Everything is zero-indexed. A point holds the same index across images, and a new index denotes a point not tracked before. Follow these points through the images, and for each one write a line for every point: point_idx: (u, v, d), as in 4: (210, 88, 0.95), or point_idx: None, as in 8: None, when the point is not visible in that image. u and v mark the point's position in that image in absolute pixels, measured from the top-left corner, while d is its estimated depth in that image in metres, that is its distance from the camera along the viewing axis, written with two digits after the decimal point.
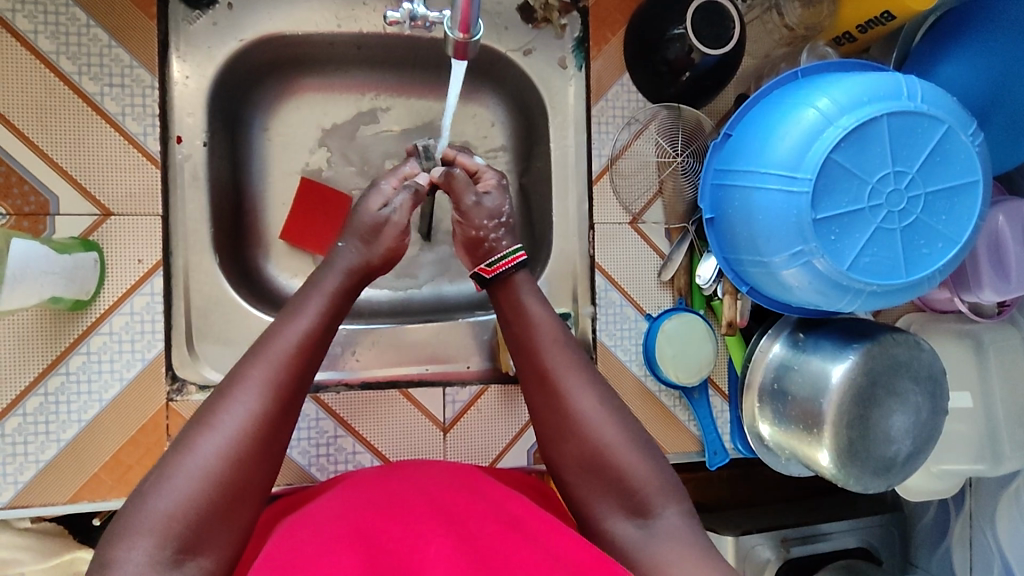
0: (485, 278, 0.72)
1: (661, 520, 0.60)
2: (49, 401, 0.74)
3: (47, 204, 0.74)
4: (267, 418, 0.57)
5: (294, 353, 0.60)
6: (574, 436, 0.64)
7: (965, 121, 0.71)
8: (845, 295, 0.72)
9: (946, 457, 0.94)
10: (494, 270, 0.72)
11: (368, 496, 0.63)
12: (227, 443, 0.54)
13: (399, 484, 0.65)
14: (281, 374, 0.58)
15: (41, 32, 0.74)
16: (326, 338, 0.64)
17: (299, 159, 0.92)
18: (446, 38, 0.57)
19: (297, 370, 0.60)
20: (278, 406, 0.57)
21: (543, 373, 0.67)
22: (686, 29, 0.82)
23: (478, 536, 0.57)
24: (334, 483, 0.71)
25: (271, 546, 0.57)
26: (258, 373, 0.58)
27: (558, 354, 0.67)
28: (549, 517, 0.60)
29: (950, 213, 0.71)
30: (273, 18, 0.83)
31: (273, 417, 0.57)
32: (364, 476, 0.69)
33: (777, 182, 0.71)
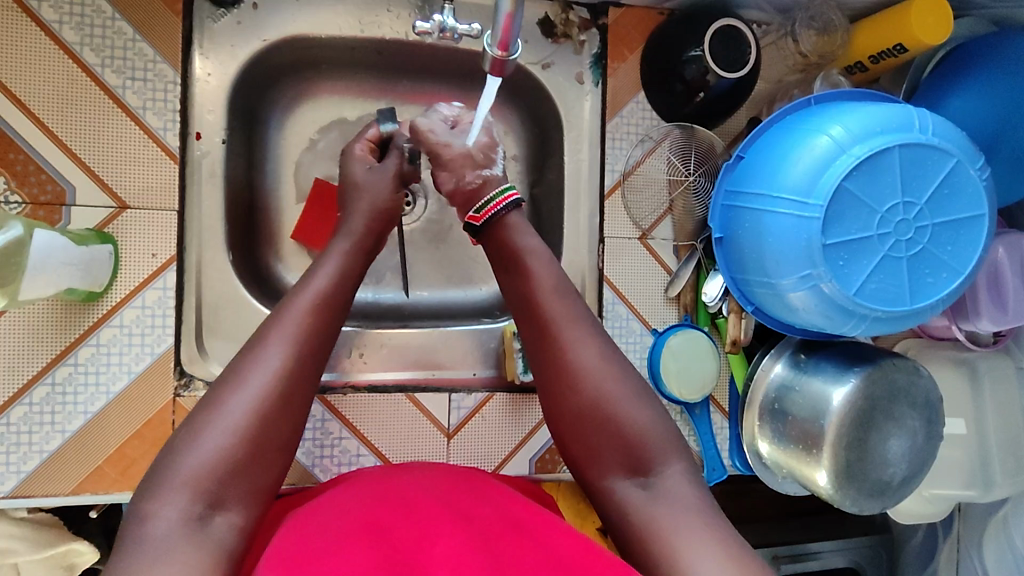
0: (475, 225, 0.75)
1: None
2: (56, 392, 0.74)
3: (64, 194, 0.74)
4: (285, 383, 0.59)
5: (314, 321, 0.63)
6: (578, 438, 0.65)
7: (973, 155, 0.73)
8: (849, 320, 0.74)
9: (938, 482, 0.96)
10: (483, 213, 0.75)
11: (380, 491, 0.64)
12: (258, 402, 0.57)
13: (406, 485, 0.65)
14: (302, 339, 0.61)
15: (66, 23, 0.74)
16: (344, 303, 0.68)
17: (315, 161, 0.93)
18: (484, 54, 0.57)
19: (317, 335, 0.63)
20: (297, 368, 0.60)
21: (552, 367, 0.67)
22: (703, 51, 0.84)
23: (490, 542, 0.57)
24: (337, 482, 0.71)
25: (282, 536, 0.58)
26: (281, 338, 0.61)
27: (579, 346, 0.67)
28: (559, 525, 0.61)
29: (955, 245, 0.72)
30: (297, 19, 0.84)
31: (291, 377, 0.59)
32: (368, 475, 0.69)
33: (788, 206, 0.72)
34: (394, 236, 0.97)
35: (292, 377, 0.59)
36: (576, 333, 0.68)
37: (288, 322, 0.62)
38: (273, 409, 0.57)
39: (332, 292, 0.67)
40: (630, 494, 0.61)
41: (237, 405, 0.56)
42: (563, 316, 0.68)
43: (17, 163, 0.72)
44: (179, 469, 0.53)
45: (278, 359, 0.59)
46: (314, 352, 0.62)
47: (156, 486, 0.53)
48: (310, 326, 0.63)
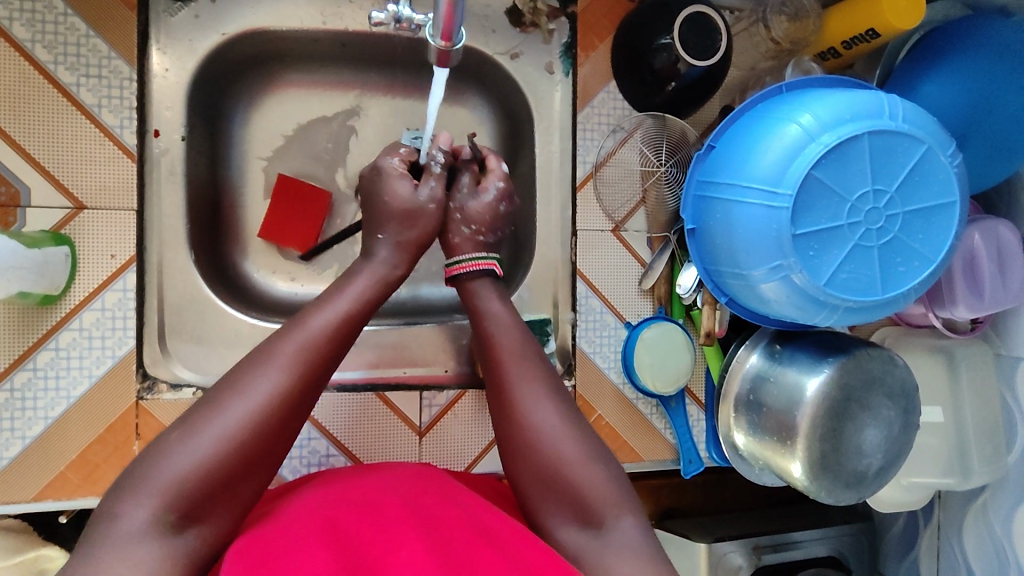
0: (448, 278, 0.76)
1: (634, 532, 0.60)
2: (15, 397, 0.72)
3: (18, 195, 0.72)
4: (284, 407, 0.56)
5: (323, 342, 0.61)
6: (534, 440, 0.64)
7: (944, 141, 0.72)
8: (821, 310, 0.73)
9: (916, 470, 0.96)
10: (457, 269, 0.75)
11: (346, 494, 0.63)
12: (250, 417, 0.55)
13: (372, 487, 0.64)
14: (306, 360, 0.59)
15: (16, 19, 0.72)
16: (357, 326, 0.65)
17: (281, 156, 0.92)
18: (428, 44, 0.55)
19: (321, 357, 0.60)
20: (296, 387, 0.58)
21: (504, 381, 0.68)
22: (673, 39, 0.82)
23: (450, 543, 0.56)
24: (305, 482, 0.71)
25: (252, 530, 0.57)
26: (285, 358, 0.58)
27: (531, 355, 0.69)
28: (521, 526, 0.60)
29: (927, 233, 0.71)
30: (257, 12, 0.82)
31: (292, 398, 0.57)
32: (335, 476, 0.68)
33: (757, 196, 0.71)
34: None
35: (292, 397, 0.57)
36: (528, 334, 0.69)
37: (294, 340, 0.59)
38: (265, 428, 0.55)
39: (344, 309, 0.64)
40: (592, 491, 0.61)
41: (226, 421, 0.54)
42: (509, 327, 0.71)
43: None
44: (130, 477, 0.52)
45: (274, 382, 0.57)
46: (317, 375, 0.60)
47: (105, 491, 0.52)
48: (311, 343, 0.60)
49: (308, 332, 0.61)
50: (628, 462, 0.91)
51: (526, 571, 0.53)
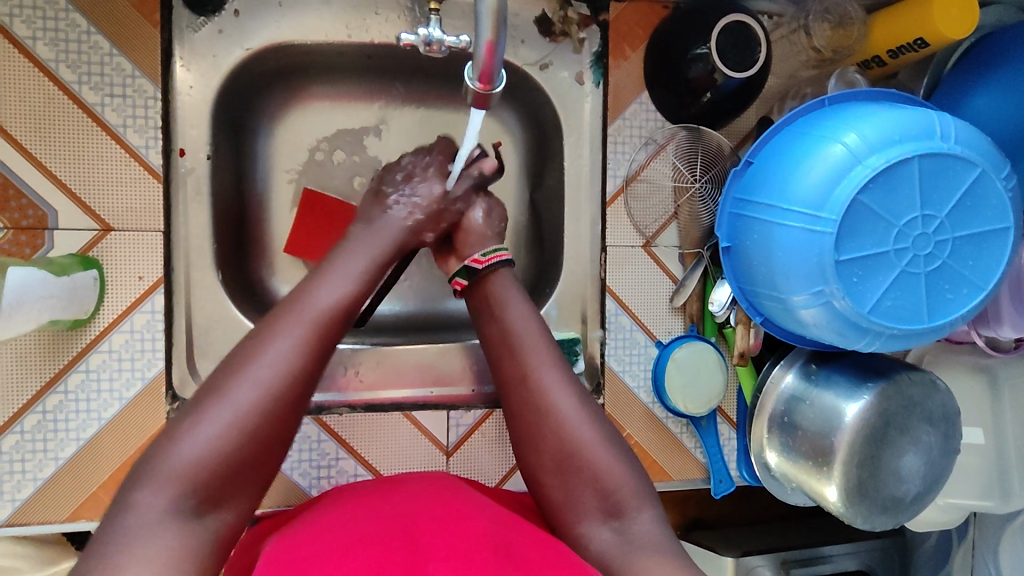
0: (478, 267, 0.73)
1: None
2: (47, 419, 0.73)
3: (46, 218, 0.72)
4: (293, 383, 0.55)
5: (322, 326, 0.59)
6: (560, 453, 0.63)
7: (998, 163, 0.68)
8: (863, 337, 0.70)
9: (953, 490, 0.93)
10: (486, 260, 0.74)
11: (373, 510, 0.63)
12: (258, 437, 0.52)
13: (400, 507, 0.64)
14: (308, 343, 0.58)
15: (40, 38, 0.71)
16: (354, 308, 0.64)
17: (305, 170, 0.90)
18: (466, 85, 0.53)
19: (322, 343, 0.59)
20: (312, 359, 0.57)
21: (522, 394, 0.66)
22: (709, 49, 0.80)
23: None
24: (321, 499, 0.68)
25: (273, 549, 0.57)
26: (290, 338, 0.57)
27: (544, 361, 0.67)
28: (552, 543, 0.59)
29: (977, 259, 0.68)
30: (281, 25, 0.80)
31: (301, 377, 0.56)
32: (359, 489, 0.69)
33: (799, 219, 0.68)
34: None
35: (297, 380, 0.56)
36: (546, 349, 0.68)
37: (293, 324, 0.58)
38: (279, 409, 0.54)
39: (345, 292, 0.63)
40: (620, 527, 0.60)
41: None
42: (533, 336, 0.68)
43: None
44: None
45: (284, 360, 0.56)
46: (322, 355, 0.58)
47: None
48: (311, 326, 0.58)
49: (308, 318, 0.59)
50: (657, 480, 0.89)
51: None
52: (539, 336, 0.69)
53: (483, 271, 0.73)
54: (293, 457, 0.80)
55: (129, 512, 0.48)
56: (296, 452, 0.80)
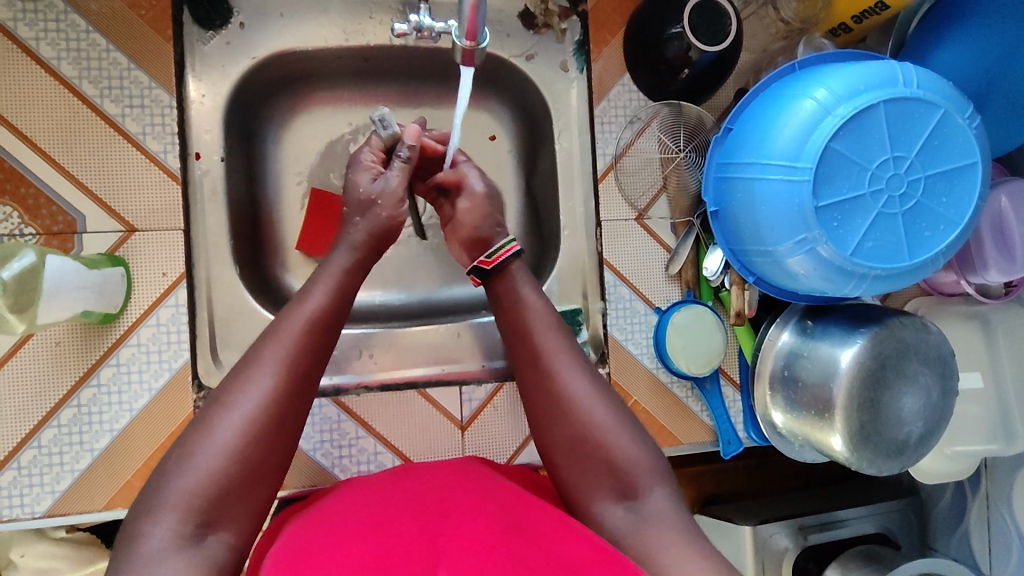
0: (486, 268, 0.78)
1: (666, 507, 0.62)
2: (81, 412, 0.77)
3: (74, 222, 0.77)
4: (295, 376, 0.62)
5: (309, 333, 0.65)
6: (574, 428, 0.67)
7: (961, 105, 0.72)
8: (850, 280, 0.73)
9: (959, 438, 0.95)
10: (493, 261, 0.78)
11: (386, 497, 0.66)
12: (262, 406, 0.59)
13: (413, 489, 0.67)
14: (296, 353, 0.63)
15: (64, 58, 0.77)
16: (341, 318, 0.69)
17: (311, 170, 0.95)
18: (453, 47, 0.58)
19: (312, 349, 0.64)
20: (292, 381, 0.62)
21: (536, 375, 0.71)
22: (683, 28, 0.84)
23: (497, 526, 0.59)
24: (334, 489, 0.73)
25: (285, 541, 0.61)
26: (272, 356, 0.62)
27: (556, 346, 0.72)
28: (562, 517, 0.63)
29: (951, 196, 0.72)
30: (283, 35, 0.86)
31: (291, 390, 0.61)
32: (374, 477, 0.72)
33: (778, 172, 0.73)
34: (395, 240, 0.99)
35: (289, 389, 0.61)
36: (562, 346, 0.70)
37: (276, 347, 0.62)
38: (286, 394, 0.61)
39: (330, 304, 0.68)
40: (627, 505, 0.63)
41: None
42: (546, 322, 0.73)
43: (29, 197, 0.76)
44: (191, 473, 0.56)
45: (273, 374, 0.61)
46: (308, 367, 0.64)
47: (167, 477, 0.56)
48: (299, 341, 0.64)
49: (297, 327, 0.64)
50: (666, 445, 0.92)
51: (568, 555, 0.55)
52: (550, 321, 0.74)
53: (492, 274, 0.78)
54: (315, 438, 0.84)
55: None
56: (317, 434, 0.84)
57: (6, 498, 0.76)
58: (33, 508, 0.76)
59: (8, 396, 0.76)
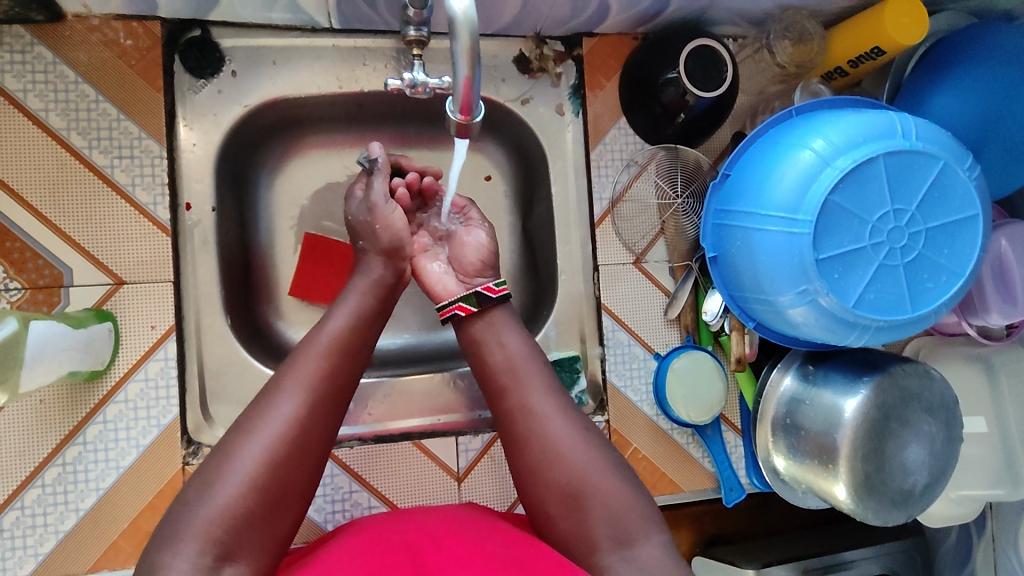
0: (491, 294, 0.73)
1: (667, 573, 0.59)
2: (67, 471, 0.75)
3: (61, 276, 0.76)
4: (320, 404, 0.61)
5: (333, 358, 0.64)
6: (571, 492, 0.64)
7: (960, 155, 0.72)
8: (851, 332, 0.72)
9: (964, 482, 0.93)
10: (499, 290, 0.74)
11: (385, 542, 0.64)
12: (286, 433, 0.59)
13: (412, 535, 0.65)
14: (321, 376, 0.62)
15: (52, 109, 0.76)
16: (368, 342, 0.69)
17: (304, 215, 0.93)
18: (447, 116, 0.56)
19: (338, 373, 0.64)
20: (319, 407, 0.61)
21: (525, 425, 0.67)
22: (679, 73, 0.84)
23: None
24: (340, 531, 0.70)
25: None
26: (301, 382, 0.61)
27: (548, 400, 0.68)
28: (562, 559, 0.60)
29: (952, 247, 0.71)
30: (276, 82, 0.85)
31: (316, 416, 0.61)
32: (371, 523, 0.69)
33: (777, 223, 0.72)
34: None
35: (316, 418, 0.61)
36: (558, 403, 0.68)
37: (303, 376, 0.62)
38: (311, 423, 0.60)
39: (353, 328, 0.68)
40: None
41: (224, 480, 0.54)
42: (532, 369, 0.70)
43: (14, 251, 0.75)
44: (172, 529, 0.53)
45: (298, 399, 0.60)
46: (334, 398, 0.63)
47: (152, 555, 0.54)
48: (323, 374, 0.63)
49: (322, 351, 0.64)
50: (667, 494, 0.90)
51: None
52: (539, 368, 0.70)
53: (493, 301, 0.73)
54: None
55: None
56: None
57: None
58: (16, 572, 0.74)
59: None
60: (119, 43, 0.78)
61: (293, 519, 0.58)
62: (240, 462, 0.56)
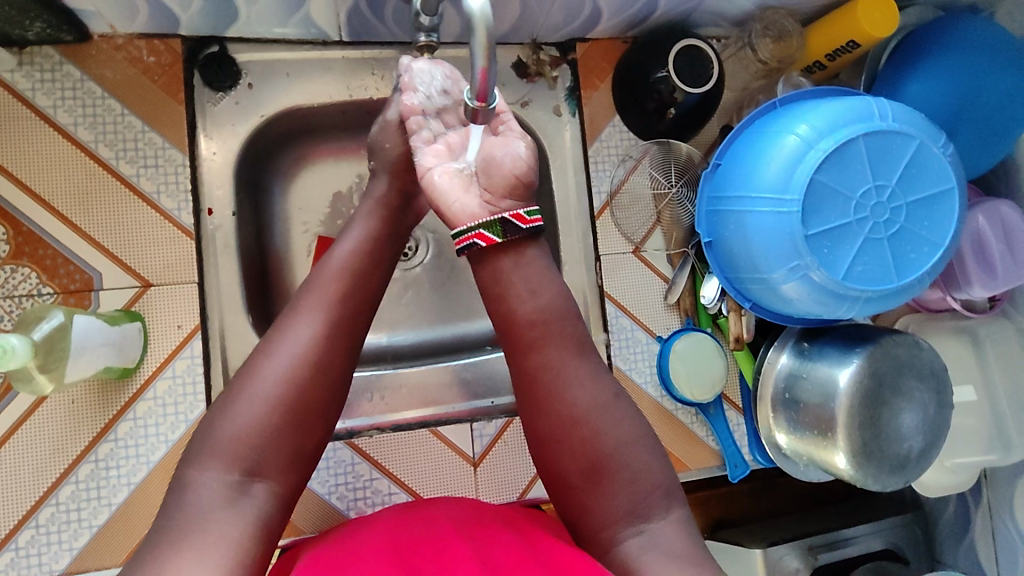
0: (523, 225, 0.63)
1: (680, 529, 0.63)
2: (99, 467, 0.78)
3: (92, 280, 0.80)
4: (334, 333, 0.62)
5: (341, 288, 0.65)
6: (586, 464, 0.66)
7: (934, 135, 0.77)
8: (842, 303, 0.77)
9: (958, 450, 0.97)
10: (529, 221, 0.64)
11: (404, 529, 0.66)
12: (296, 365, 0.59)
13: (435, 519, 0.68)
14: (333, 305, 0.63)
15: (80, 123, 0.81)
16: (380, 266, 0.69)
17: (317, 219, 0.98)
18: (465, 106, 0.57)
19: (352, 298, 0.65)
20: (330, 337, 0.62)
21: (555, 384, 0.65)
22: (669, 71, 0.90)
23: (510, 562, 0.62)
24: (347, 524, 0.70)
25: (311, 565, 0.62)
26: (309, 314, 0.62)
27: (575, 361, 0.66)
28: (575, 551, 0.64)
29: (932, 220, 0.76)
30: (290, 92, 0.90)
31: (329, 342, 0.62)
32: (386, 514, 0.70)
33: (767, 204, 0.77)
34: (400, 283, 1.01)
35: (336, 335, 0.62)
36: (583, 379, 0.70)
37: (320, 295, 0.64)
38: (322, 352, 0.61)
39: (362, 248, 0.68)
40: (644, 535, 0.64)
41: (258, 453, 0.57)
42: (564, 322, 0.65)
43: (46, 257, 0.79)
44: (202, 459, 0.56)
45: (311, 326, 0.62)
46: (353, 316, 0.64)
47: None
48: (340, 293, 0.64)
49: (333, 278, 0.65)
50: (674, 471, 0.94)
51: None
52: (568, 327, 0.65)
53: (522, 233, 0.64)
54: (330, 482, 0.85)
55: (177, 510, 0.54)
56: (332, 477, 0.85)
57: (25, 557, 0.76)
58: (52, 566, 0.76)
59: (27, 454, 0.77)
60: (142, 60, 0.83)
61: (313, 442, 0.60)
62: (256, 389, 0.58)
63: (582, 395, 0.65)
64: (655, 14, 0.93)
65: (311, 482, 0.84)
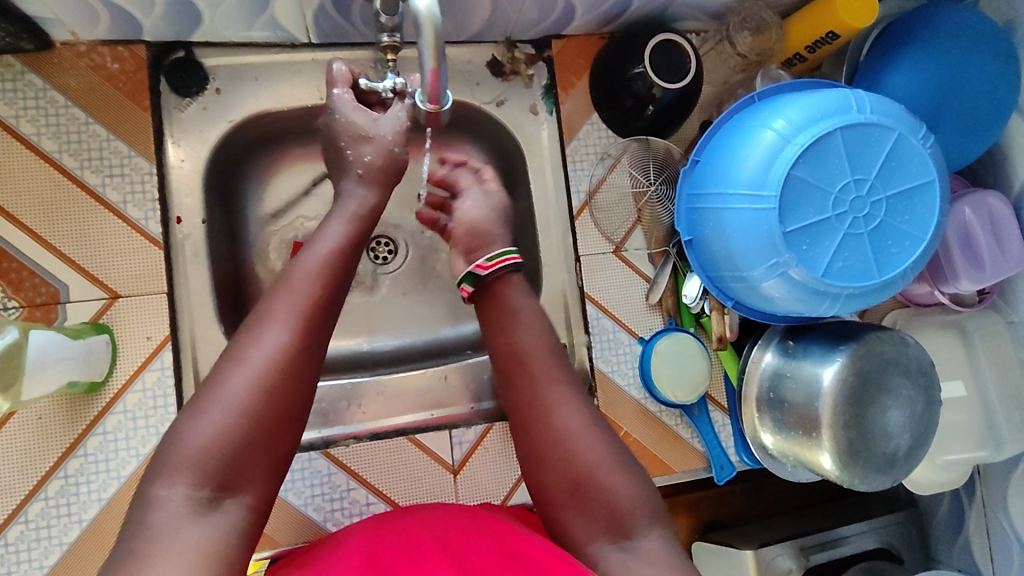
0: (481, 273, 0.74)
1: (656, 538, 0.61)
2: (69, 483, 0.77)
3: (58, 293, 0.78)
4: (296, 351, 0.59)
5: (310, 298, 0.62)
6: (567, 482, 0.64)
7: (914, 126, 0.75)
8: (824, 301, 0.75)
9: (948, 447, 0.95)
10: (490, 266, 0.74)
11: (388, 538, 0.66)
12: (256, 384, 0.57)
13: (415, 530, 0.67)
14: (299, 319, 0.60)
15: (43, 133, 0.79)
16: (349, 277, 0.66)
17: (292, 225, 0.96)
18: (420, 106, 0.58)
19: (318, 311, 0.62)
20: (294, 354, 0.59)
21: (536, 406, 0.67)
22: (645, 67, 0.88)
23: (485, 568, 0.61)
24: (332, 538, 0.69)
25: None
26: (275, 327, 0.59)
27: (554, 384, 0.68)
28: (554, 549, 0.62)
29: (913, 214, 0.74)
30: (259, 97, 0.88)
31: (292, 359, 0.59)
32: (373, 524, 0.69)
33: (744, 201, 0.75)
34: (379, 288, 1.00)
35: (301, 347, 0.59)
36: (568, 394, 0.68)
37: (293, 293, 0.61)
38: (286, 371, 0.58)
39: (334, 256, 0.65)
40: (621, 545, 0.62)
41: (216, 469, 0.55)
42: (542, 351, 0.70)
43: (11, 271, 0.77)
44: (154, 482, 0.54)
45: (274, 340, 0.59)
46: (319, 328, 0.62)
47: None
48: (310, 296, 0.62)
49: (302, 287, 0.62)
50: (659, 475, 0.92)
51: None
52: (546, 356, 0.70)
53: (486, 279, 0.74)
54: (305, 493, 0.83)
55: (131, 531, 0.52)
56: (308, 488, 0.83)
57: None
58: None
59: None
60: (105, 67, 0.82)
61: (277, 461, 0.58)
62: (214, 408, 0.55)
63: (572, 421, 0.66)
64: (630, 9, 0.91)
65: (287, 494, 0.83)
